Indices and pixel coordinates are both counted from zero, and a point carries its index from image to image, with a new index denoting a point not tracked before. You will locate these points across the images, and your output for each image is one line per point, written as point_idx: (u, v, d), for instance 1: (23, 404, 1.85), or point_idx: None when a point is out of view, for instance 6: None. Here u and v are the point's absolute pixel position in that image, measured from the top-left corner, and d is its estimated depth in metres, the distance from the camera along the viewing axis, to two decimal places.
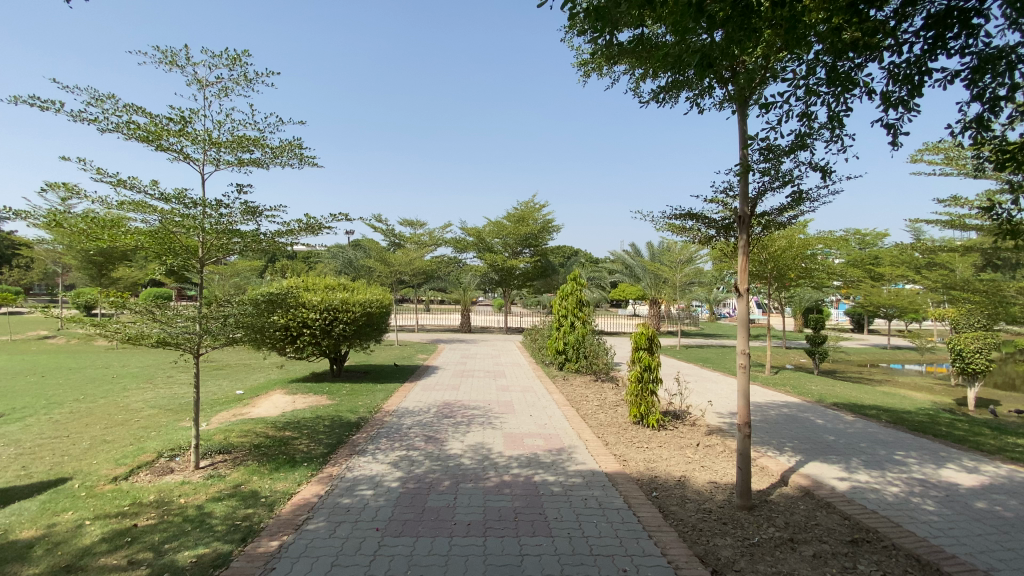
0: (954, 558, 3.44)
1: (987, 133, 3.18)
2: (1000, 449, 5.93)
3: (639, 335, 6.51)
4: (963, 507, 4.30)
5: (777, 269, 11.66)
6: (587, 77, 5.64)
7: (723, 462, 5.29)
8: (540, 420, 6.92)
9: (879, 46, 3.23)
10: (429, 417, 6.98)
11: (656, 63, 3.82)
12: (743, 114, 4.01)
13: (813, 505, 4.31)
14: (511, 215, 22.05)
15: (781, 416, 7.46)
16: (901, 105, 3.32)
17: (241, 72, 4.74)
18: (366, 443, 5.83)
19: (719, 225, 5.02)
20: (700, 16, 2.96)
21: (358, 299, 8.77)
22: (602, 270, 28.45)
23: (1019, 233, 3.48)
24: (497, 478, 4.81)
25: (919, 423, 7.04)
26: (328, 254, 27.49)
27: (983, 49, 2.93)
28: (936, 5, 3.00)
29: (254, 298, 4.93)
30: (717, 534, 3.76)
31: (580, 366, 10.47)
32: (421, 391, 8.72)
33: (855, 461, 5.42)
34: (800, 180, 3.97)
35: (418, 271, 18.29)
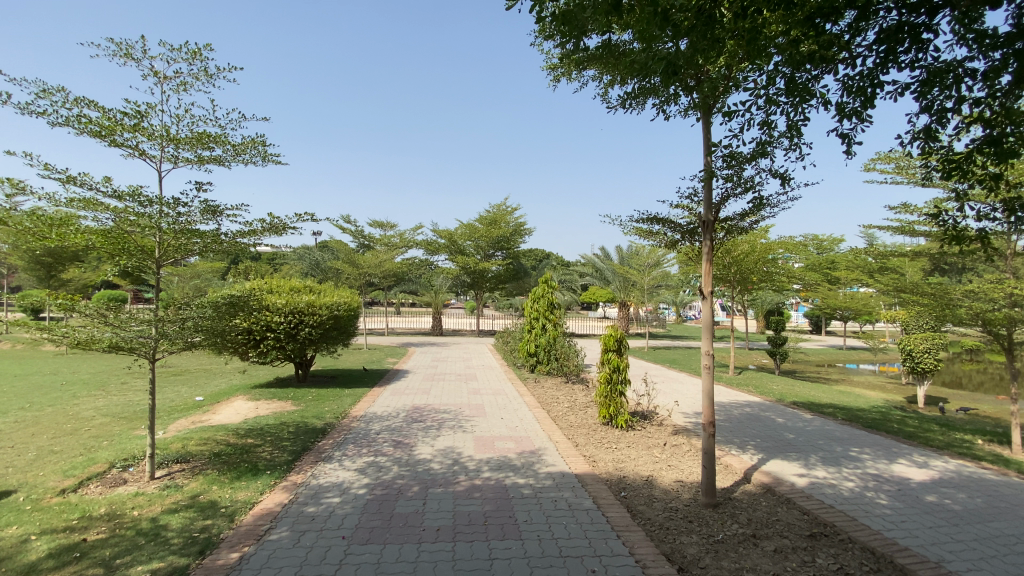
0: (907, 550, 3.60)
1: (934, 143, 3.34)
2: (947, 445, 6.25)
3: (608, 337, 6.57)
4: (915, 500, 4.51)
5: (739, 273, 12.05)
6: (556, 81, 5.69)
7: (689, 461, 5.40)
8: (511, 423, 6.92)
9: (835, 59, 3.36)
10: (398, 422, 6.87)
11: (623, 69, 3.87)
12: (707, 121, 4.12)
13: (774, 501, 4.45)
14: (483, 217, 21.95)
15: (744, 415, 7.69)
16: (855, 116, 3.46)
17: (201, 66, 4.57)
18: (332, 449, 5.69)
19: (685, 230, 5.14)
20: (665, 24, 3.01)
21: (324, 302, 8.56)
22: (573, 273, 28.66)
23: (962, 239, 3.68)
24: (467, 482, 4.77)
25: (872, 421, 7.37)
26: (295, 256, 26.79)
27: (932, 63, 3.09)
28: (887, 20, 3.14)
29: (215, 300, 4.70)
30: (683, 532, 3.82)
31: (550, 368, 10.53)
32: (391, 395, 8.59)
33: (814, 458, 5.62)
34: (761, 186, 4.10)
35: (388, 274, 18.03)
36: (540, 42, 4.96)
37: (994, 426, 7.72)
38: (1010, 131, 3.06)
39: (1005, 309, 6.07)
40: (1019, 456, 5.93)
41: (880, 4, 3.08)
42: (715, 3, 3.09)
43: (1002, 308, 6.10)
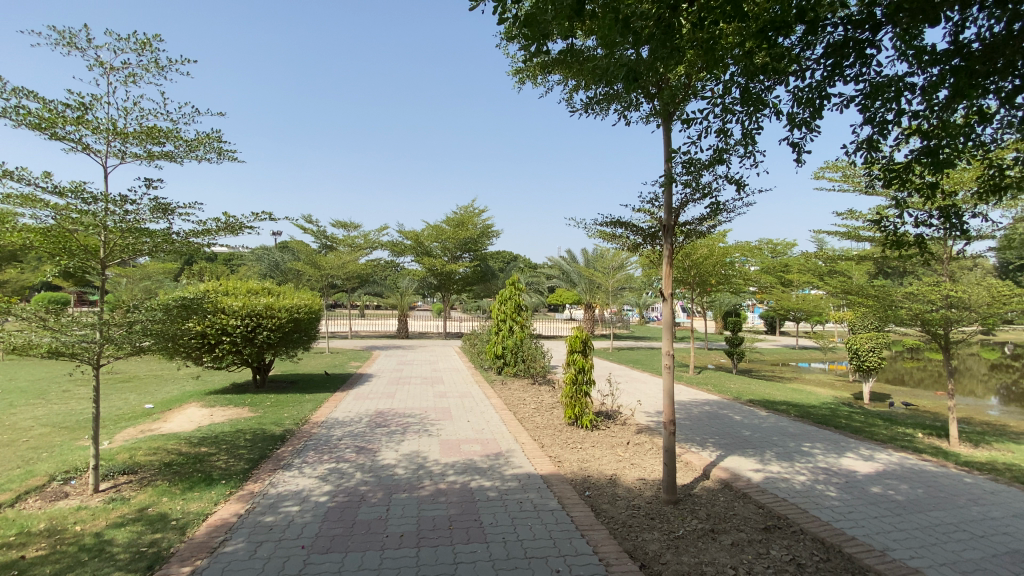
0: (855, 540, 3.78)
1: (876, 154, 3.53)
2: (891, 438, 6.61)
3: (574, 338, 6.64)
4: (862, 492, 4.76)
5: (699, 275, 12.40)
6: (521, 85, 5.74)
7: (651, 459, 5.52)
8: (478, 425, 6.89)
9: (786, 71, 3.52)
10: (361, 427, 6.73)
11: (586, 74, 3.92)
12: (667, 128, 4.23)
13: (731, 496, 4.60)
14: (450, 219, 21.80)
15: (703, 413, 7.92)
16: (805, 126, 3.62)
17: (152, 58, 4.36)
18: (292, 457, 5.51)
19: (646, 234, 5.26)
20: (627, 31, 3.06)
21: (284, 304, 8.30)
22: (540, 275, 28.84)
23: (902, 244, 3.91)
24: (432, 486, 4.72)
25: (822, 417, 7.73)
26: (253, 257, 25.86)
27: (874, 78, 3.28)
28: (834, 36, 3.31)
29: (166, 303, 4.49)
30: (645, 529, 3.89)
31: (517, 370, 10.54)
32: (354, 400, 8.40)
33: (769, 454, 5.84)
34: (718, 192, 4.24)
35: (351, 276, 17.65)
36: (506, 45, 4.99)
37: (932, 420, 8.23)
38: (945, 144, 3.27)
39: (941, 310, 6.46)
40: (953, 448, 6.34)
41: (828, 20, 3.25)
42: (675, 13, 3.17)
43: (939, 309, 6.49)
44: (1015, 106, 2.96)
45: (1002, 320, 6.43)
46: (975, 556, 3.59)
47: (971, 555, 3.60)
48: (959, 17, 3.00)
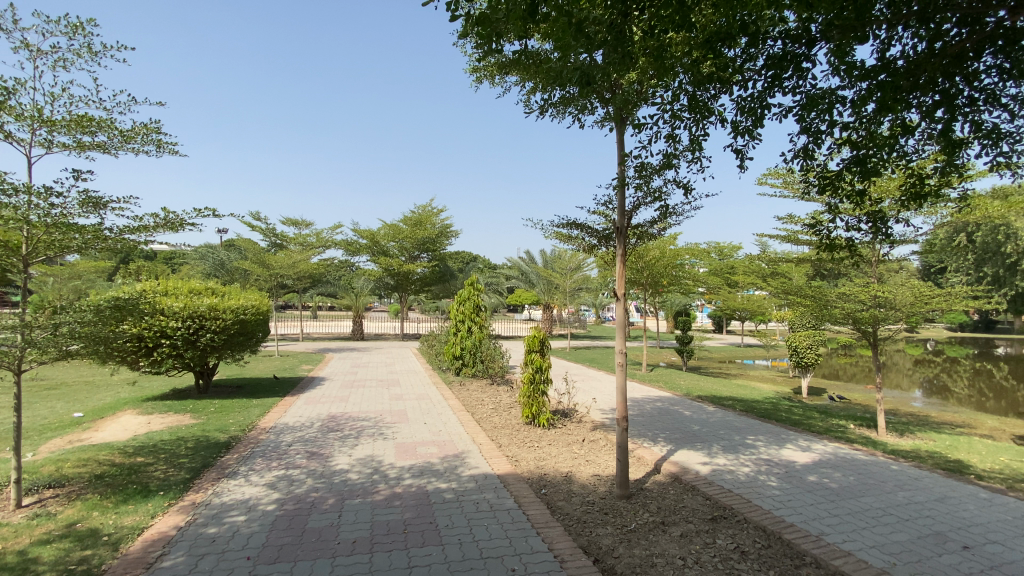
0: (793, 526, 4.00)
1: (812, 162, 3.74)
2: (826, 430, 7.06)
3: (532, 338, 6.70)
4: (800, 481, 5.05)
5: (651, 276, 12.81)
6: (479, 85, 5.75)
7: (605, 456, 5.64)
8: (434, 427, 6.83)
9: (730, 80, 3.68)
10: (312, 432, 6.52)
11: (541, 77, 3.97)
12: (620, 132, 4.35)
13: (681, 489, 4.77)
14: (408, 218, 21.48)
15: (655, 409, 8.18)
16: (747, 134, 3.80)
17: (84, 42, 4.06)
18: (237, 464, 5.27)
19: (601, 235, 5.37)
20: (581, 35, 3.10)
21: (229, 305, 7.93)
22: (499, 276, 28.89)
23: (835, 248, 4.16)
24: (387, 490, 4.64)
25: (765, 411, 8.14)
26: (197, 254, 24.54)
27: (810, 90, 3.48)
28: (774, 48, 3.48)
29: (97, 304, 4.19)
30: (599, 524, 3.97)
31: (476, 370, 10.51)
32: (305, 404, 8.13)
33: (716, 447, 6.11)
34: (668, 196, 4.38)
35: (303, 275, 17.06)
36: (464, 43, 4.99)
37: (863, 412, 8.81)
38: (873, 154, 3.51)
39: (871, 309, 6.92)
40: (882, 438, 6.82)
41: (769, 34, 3.42)
42: (627, 20, 3.24)
43: (869, 308, 6.96)
44: (934, 120, 3.22)
45: (923, 319, 6.99)
46: (901, 537, 3.88)
47: (897, 537, 3.88)
48: (886, 36, 3.23)
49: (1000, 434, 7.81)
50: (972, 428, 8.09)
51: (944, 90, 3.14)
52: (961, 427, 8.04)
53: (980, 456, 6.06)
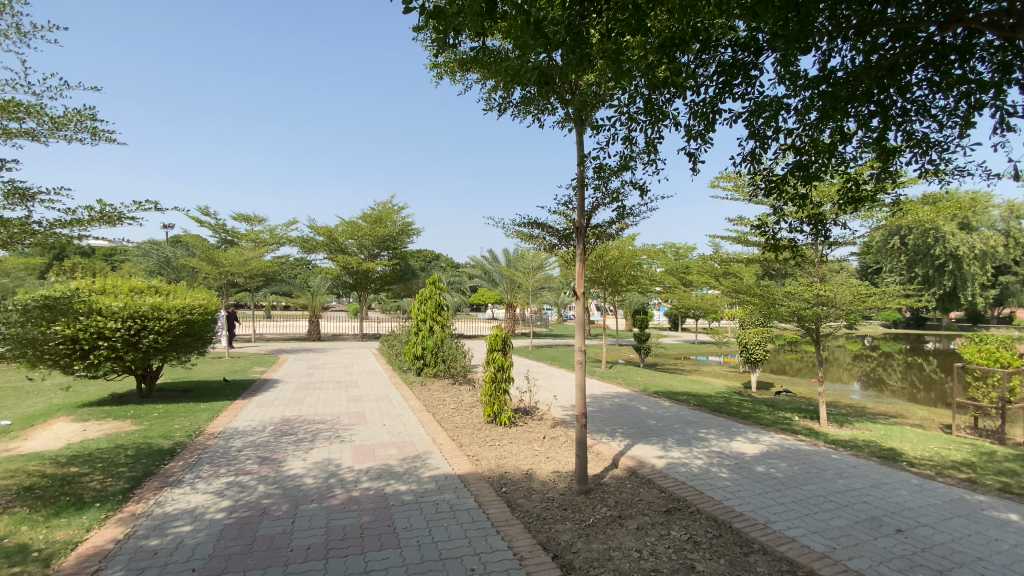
0: (743, 516, 4.17)
1: (759, 166, 3.90)
2: (773, 422, 7.40)
3: (493, 337, 6.69)
4: (749, 471, 5.27)
5: (610, 275, 13.08)
6: (440, 81, 5.69)
7: (565, 452, 5.71)
8: (394, 428, 6.72)
9: (684, 85, 3.77)
10: (264, 437, 6.28)
11: (502, 75, 3.96)
12: (580, 133, 4.41)
13: (637, 482, 4.89)
14: (367, 215, 21.02)
15: (613, 405, 8.36)
16: (700, 138, 3.92)
17: (11, 21, 3.76)
18: (183, 472, 5.01)
19: (561, 234, 5.42)
20: (540, 35, 3.09)
21: (174, 304, 7.52)
22: (461, 275, 28.72)
23: (780, 248, 4.34)
24: (344, 494, 4.52)
25: (717, 405, 8.47)
26: (139, 251, 23.19)
27: (757, 97, 3.62)
28: (725, 55, 3.60)
29: (25, 303, 3.89)
30: (558, 520, 4.02)
31: (437, 370, 10.40)
32: (257, 408, 7.82)
33: (671, 441, 6.29)
34: (625, 197, 4.47)
35: (255, 273, 16.42)
36: (424, 38, 4.93)
37: (807, 404, 9.30)
38: (815, 160, 3.69)
39: (814, 307, 7.31)
40: (823, 429, 7.22)
41: (720, 41, 3.53)
42: (585, 21, 3.27)
43: (812, 306, 7.35)
44: (870, 129, 3.43)
45: (860, 316, 7.43)
46: (840, 522, 4.11)
47: (836, 522, 4.11)
48: (827, 48, 3.39)
49: (929, 423, 8.42)
50: (904, 418, 8.68)
51: (880, 101, 3.33)
52: (895, 417, 8.61)
53: (910, 444, 6.51)
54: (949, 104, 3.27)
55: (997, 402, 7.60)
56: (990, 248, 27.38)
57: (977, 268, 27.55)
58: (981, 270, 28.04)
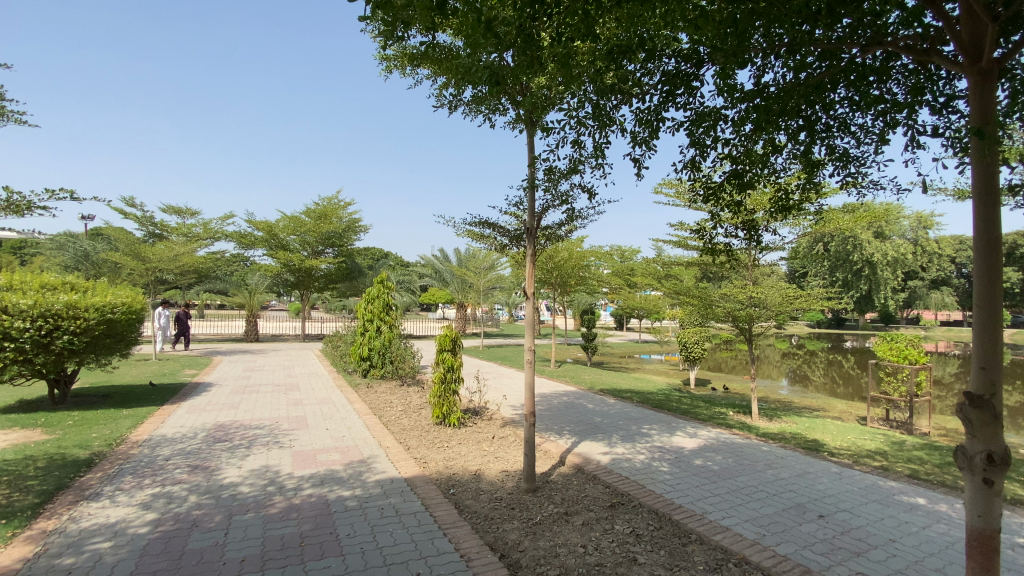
0: (682, 508, 4.35)
1: (698, 173, 4.02)
2: (710, 417, 7.80)
3: (443, 337, 6.63)
4: (688, 465, 5.52)
5: (560, 276, 13.32)
6: (390, 75, 5.56)
7: (513, 451, 5.75)
8: (337, 432, 6.51)
9: (630, 92, 3.81)
10: (195, 444, 5.91)
11: (454, 72, 3.92)
12: (530, 135, 4.47)
13: (583, 479, 5.00)
14: (311, 210, 20.20)
15: (561, 403, 8.51)
16: (644, 145, 3.83)
17: None
18: (102, 484, 4.62)
19: (512, 235, 5.46)
20: (491, 34, 3.05)
21: (92, 302, 6.87)
22: (410, 274, 28.26)
23: (717, 252, 4.54)
24: (284, 502, 4.33)
25: (658, 401, 8.81)
26: (50, 244, 21.16)
27: (698, 107, 3.68)
28: (668, 65, 3.68)
29: None
30: (505, 519, 4.04)
31: (385, 371, 10.16)
32: (187, 413, 7.34)
33: (615, 437, 6.49)
34: (574, 200, 4.55)
35: (186, 268, 15.38)
36: (372, 29, 4.81)
37: (740, 400, 9.87)
38: (749, 169, 3.89)
39: (747, 308, 7.75)
40: (755, 422, 7.68)
41: (664, 51, 3.59)
42: (535, 23, 3.25)
43: (745, 307, 7.80)
44: (798, 142, 3.67)
45: (788, 317, 7.95)
46: (769, 510, 4.38)
47: (766, 510, 4.38)
48: (761, 63, 3.53)
49: (847, 415, 9.15)
50: (826, 411, 9.39)
51: (807, 116, 3.55)
52: (818, 410, 9.29)
53: (831, 435, 7.04)
54: (866, 122, 3.54)
55: (905, 394, 8.38)
56: (900, 255, 30.09)
57: (889, 273, 30.23)
58: (893, 275, 30.80)
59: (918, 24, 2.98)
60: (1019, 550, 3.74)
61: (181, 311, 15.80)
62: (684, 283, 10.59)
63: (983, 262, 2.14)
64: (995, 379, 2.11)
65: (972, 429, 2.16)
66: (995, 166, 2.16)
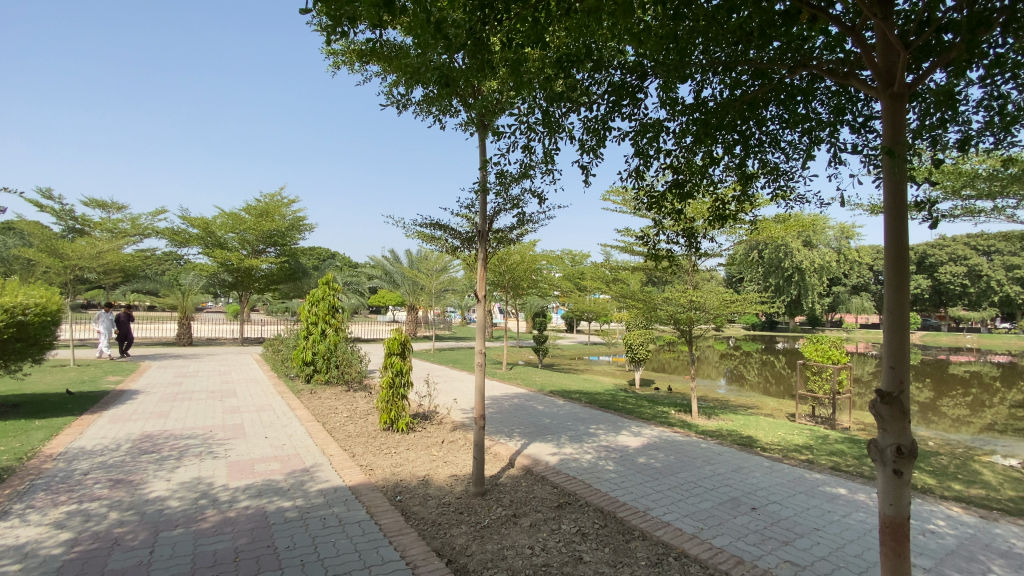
0: (626, 506, 4.47)
1: (643, 181, 4.15)
2: (654, 416, 8.08)
3: (392, 341, 6.50)
4: (633, 463, 5.69)
5: (512, 279, 13.40)
6: (337, 71, 5.41)
7: (463, 455, 5.71)
8: (277, 441, 6.23)
9: (579, 101, 3.87)
10: (118, 456, 5.48)
11: (404, 70, 3.84)
12: (481, 138, 4.49)
13: (532, 480, 5.05)
14: (253, 207, 19.25)
15: (511, 406, 8.55)
16: (592, 152, 3.91)
17: None
18: (7, 503, 4.19)
19: (464, 238, 5.45)
20: (440, 35, 3.02)
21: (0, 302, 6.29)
22: (359, 275, 27.56)
23: (661, 258, 4.71)
24: (218, 516, 4.10)
25: (605, 401, 9.03)
26: None
27: (642, 118, 3.80)
28: (614, 77, 3.78)
29: None
30: (453, 524, 4.01)
31: (330, 376, 9.82)
32: (109, 424, 6.79)
33: (564, 438, 6.58)
34: (524, 204, 4.59)
35: (110, 267, 14.24)
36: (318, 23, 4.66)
37: (682, 399, 10.29)
38: (689, 179, 4.07)
39: (688, 312, 8.09)
40: (696, 420, 8.02)
41: (611, 62, 3.68)
42: (485, 27, 3.23)
43: (687, 311, 8.15)
44: (734, 155, 3.87)
45: (726, 320, 8.36)
46: (707, 505, 4.59)
47: (704, 505, 4.58)
48: (700, 78, 3.70)
49: (779, 412, 9.75)
50: (760, 409, 9.95)
51: (743, 130, 3.75)
52: (752, 408, 9.83)
53: (764, 431, 7.47)
54: (794, 139, 3.79)
55: (829, 392, 9.03)
56: (825, 263, 32.46)
57: (816, 279, 32.54)
58: (820, 281, 33.12)
59: (840, 50, 3.23)
60: (928, 535, 4.11)
61: (123, 313, 14.51)
62: (630, 286, 10.91)
63: (893, 271, 2.34)
64: (902, 377, 2.31)
65: (883, 423, 2.35)
66: (902, 183, 2.37)
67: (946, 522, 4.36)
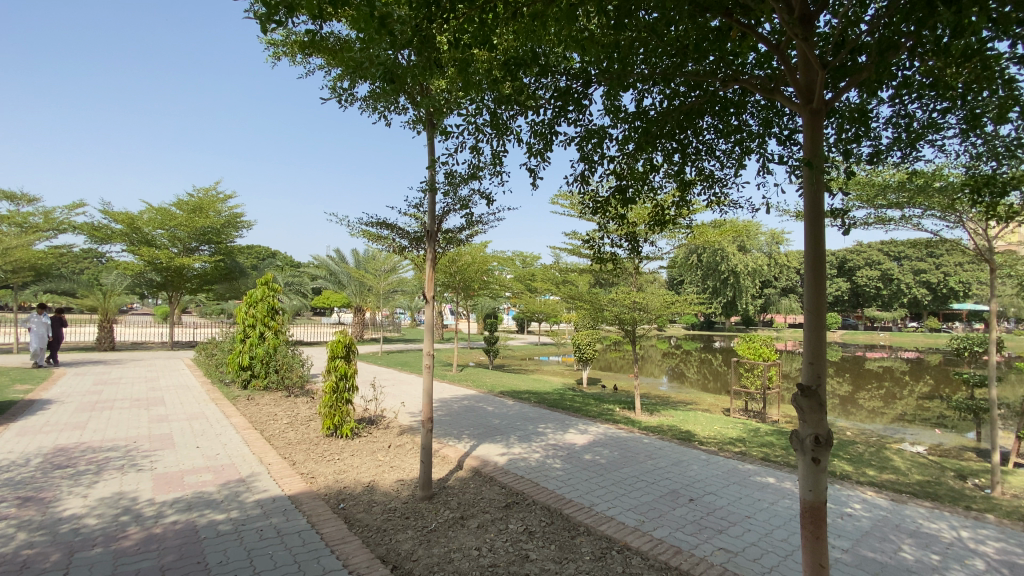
0: (572, 503, 4.56)
1: (588, 185, 4.24)
2: (600, 413, 8.31)
3: (335, 343, 6.31)
4: (579, 460, 5.81)
5: (462, 280, 13.35)
6: (277, 62, 5.19)
7: (410, 459, 5.63)
8: (210, 450, 5.89)
9: (526, 104, 3.91)
10: (26, 472, 4.98)
11: (347, 65, 3.74)
12: (429, 138, 4.45)
13: (480, 481, 5.05)
14: (185, 202, 18.07)
15: (460, 407, 8.52)
16: (539, 156, 3.96)
17: None
18: None
19: (412, 237, 5.37)
20: (384, 31, 2.95)
21: None
22: (302, 275, 26.55)
23: (606, 260, 4.83)
24: (143, 532, 3.82)
25: (554, 400, 9.18)
26: None
27: (587, 124, 3.89)
28: (560, 82, 3.85)
29: None
30: (399, 530, 3.94)
31: (269, 380, 9.38)
32: (14, 437, 6.16)
33: (513, 438, 6.63)
34: (473, 205, 4.59)
35: (17, 265, 12.93)
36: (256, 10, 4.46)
37: (627, 397, 10.64)
38: (631, 185, 4.21)
39: (632, 312, 8.36)
40: (639, 417, 8.30)
41: (557, 68, 3.75)
42: (432, 25, 3.18)
43: (632, 311, 8.41)
44: (672, 162, 4.05)
45: (668, 320, 8.71)
46: (648, 498, 4.77)
47: (645, 498, 4.75)
48: (641, 88, 3.83)
49: (716, 407, 10.27)
50: (698, 405, 10.44)
51: (680, 139, 3.93)
52: (691, 404, 10.31)
53: (702, 426, 7.85)
54: (727, 149, 4.01)
55: (761, 387, 9.61)
56: (759, 267, 34.53)
57: (750, 282, 34.53)
58: (754, 284, 35.20)
59: (767, 67, 3.44)
60: (846, 517, 4.47)
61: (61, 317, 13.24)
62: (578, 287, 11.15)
63: (812, 275, 2.53)
64: (820, 372, 2.50)
65: (803, 415, 2.53)
66: (820, 192, 2.56)
67: (861, 505, 4.76)
